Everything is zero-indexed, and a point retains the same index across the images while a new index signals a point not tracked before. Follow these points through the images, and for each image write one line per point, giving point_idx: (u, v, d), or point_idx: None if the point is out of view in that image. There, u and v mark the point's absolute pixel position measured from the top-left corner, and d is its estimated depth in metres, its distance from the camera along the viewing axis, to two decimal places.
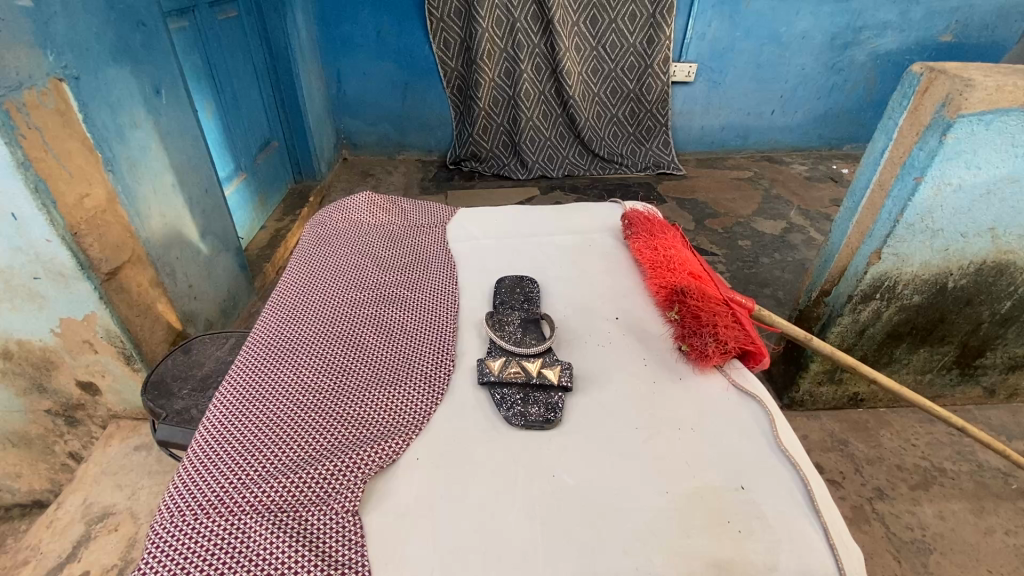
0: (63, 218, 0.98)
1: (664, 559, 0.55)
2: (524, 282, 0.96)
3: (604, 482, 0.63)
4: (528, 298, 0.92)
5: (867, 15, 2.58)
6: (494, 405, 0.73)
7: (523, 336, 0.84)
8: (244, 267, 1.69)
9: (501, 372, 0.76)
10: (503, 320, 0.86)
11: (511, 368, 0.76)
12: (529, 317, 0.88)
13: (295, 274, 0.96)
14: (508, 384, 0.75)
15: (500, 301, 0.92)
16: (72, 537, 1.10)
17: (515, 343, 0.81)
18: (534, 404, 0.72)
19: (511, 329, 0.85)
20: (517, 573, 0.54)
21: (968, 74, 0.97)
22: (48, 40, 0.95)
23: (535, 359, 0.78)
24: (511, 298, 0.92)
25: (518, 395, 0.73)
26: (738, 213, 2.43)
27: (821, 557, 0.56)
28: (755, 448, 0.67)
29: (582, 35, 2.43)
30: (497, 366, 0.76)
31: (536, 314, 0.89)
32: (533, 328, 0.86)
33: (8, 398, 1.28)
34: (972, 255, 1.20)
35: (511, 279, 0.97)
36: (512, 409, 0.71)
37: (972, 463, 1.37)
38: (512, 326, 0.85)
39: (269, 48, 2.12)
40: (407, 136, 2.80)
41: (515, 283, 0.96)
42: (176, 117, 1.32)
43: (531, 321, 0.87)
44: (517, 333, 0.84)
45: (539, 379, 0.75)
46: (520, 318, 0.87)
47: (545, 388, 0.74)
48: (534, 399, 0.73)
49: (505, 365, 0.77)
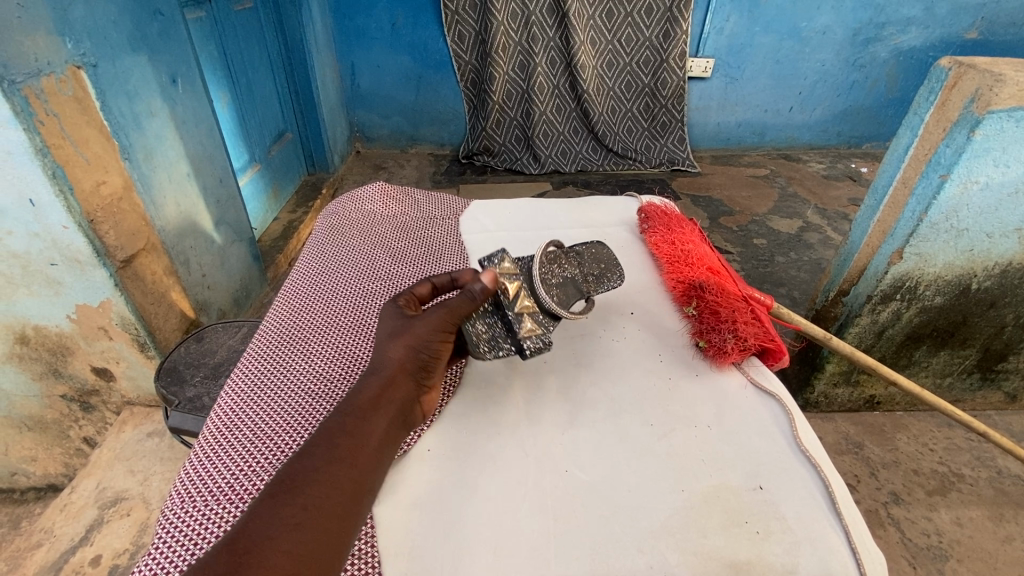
0: (80, 205, 0.99)
1: (680, 559, 0.54)
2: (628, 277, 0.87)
3: (617, 478, 0.62)
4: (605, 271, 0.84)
5: (890, 11, 2.53)
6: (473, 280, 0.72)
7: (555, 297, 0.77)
8: (257, 257, 1.69)
9: (503, 278, 0.71)
10: (559, 260, 0.80)
11: (509, 285, 0.70)
12: (579, 286, 0.80)
13: (306, 265, 0.96)
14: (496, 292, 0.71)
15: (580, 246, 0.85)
16: (85, 520, 1.11)
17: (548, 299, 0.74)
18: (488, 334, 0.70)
19: (551, 272, 0.78)
20: (528, 566, 0.53)
21: (999, 69, 0.94)
22: (66, 27, 0.95)
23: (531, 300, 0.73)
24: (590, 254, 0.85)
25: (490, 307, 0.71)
26: (754, 211, 2.40)
27: (843, 561, 0.54)
28: (774, 445, 0.66)
29: (598, 29, 2.41)
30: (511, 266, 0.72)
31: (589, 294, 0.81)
32: (573, 296, 0.79)
33: (25, 383, 1.29)
34: (997, 256, 1.17)
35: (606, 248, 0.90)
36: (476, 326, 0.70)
37: (992, 470, 1.33)
38: (558, 270, 0.79)
39: (284, 40, 2.11)
40: (419, 130, 2.80)
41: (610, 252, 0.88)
42: (192, 107, 1.32)
43: (576, 289, 0.80)
44: (552, 282, 0.77)
45: (513, 316, 0.70)
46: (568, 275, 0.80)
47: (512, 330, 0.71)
48: (496, 334, 0.71)
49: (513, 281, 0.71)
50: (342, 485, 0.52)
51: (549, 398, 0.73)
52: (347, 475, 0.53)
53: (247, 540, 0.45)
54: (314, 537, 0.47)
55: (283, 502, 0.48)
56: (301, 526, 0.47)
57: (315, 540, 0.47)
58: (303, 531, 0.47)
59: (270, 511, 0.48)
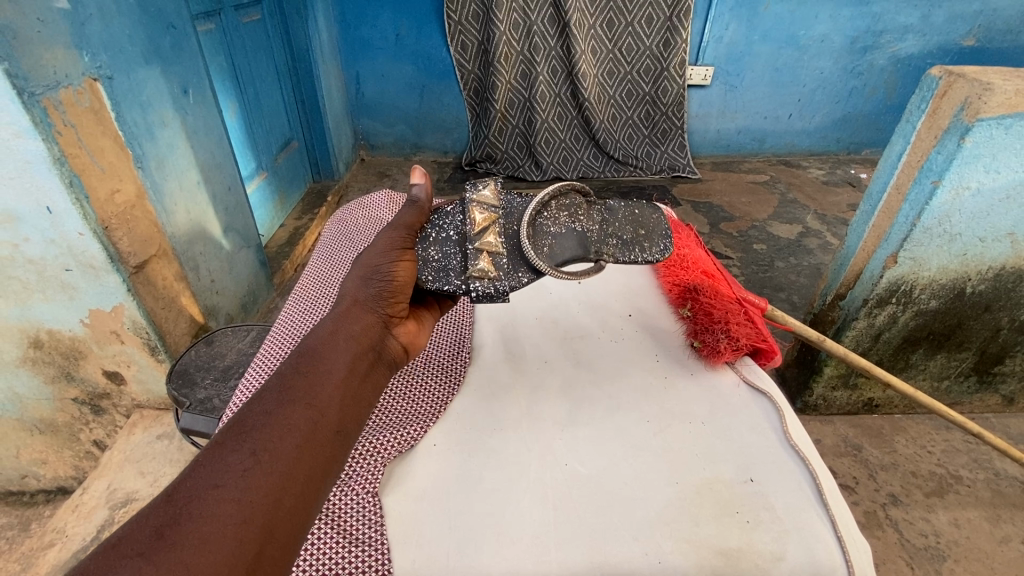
0: (95, 212, 1.02)
1: (672, 545, 0.64)
2: (665, 247, 0.79)
3: (617, 472, 0.72)
4: (634, 237, 0.80)
5: (888, 19, 2.56)
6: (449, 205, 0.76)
7: (550, 245, 0.75)
8: (264, 263, 1.73)
9: (479, 205, 0.75)
10: (574, 212, 0.79)
11: (480, 215, 0.73)
12: (586, 240, 0.77)
13: (316, 267, 1.02)
14: (466, 222, 0.74)
15: (615, 208, 0.82)
16: (96, 520, 1.13)
17: (531, 244, 0.73)
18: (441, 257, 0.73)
19: (554, 221, 0.77)
20: (528, 551, 0.63)
21: (988, 78, 0.97)
22: (84, 41, 0.98)
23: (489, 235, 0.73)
24: (622, 217, 0.81)
25: (455, 237, 0.74)
26: (754, 217, 2.42)
27: (828, 548, 0.63)
28: (766, 442, 0.75)
29: (598, 38, 2.45)
30: (491, 200, 0.76)
31: (597, 251, 0.76)
32: (572, 245, 0.76)
33: (37, 387, 1.31)
34: (991, 260, 1.19)
35: (655, 215, 0.84)
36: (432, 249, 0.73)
37: (989, 471, 1.35)
38: (561, 220, 0.77)
39: (290, 50, 2.16)
40: (423, 138, 2.84)
41: (653, 219, 0.82)
42: (202, 117, 1.36)
43: (580, 240, 0.76)
44: (551, 230, 0.76)
45: (472, 249, 0.71)
46: (574, 226, 0.77)
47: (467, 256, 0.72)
48: (449, 265, 0.73)
49: (486, 213, 0.74)
50: (298, 430, 0.51)
51: (549, 398, 0.83)
52: (302, 419, 0.52)
53: (186, 491, 0.45)
54: (264, 482, 0.47)
55: (227, 451, 0.48)
56: (249, 473, 0.47)
57: (265, 485, 0.47)
58: (252, 477, 0.47)
59: (215, 461, 0.47)
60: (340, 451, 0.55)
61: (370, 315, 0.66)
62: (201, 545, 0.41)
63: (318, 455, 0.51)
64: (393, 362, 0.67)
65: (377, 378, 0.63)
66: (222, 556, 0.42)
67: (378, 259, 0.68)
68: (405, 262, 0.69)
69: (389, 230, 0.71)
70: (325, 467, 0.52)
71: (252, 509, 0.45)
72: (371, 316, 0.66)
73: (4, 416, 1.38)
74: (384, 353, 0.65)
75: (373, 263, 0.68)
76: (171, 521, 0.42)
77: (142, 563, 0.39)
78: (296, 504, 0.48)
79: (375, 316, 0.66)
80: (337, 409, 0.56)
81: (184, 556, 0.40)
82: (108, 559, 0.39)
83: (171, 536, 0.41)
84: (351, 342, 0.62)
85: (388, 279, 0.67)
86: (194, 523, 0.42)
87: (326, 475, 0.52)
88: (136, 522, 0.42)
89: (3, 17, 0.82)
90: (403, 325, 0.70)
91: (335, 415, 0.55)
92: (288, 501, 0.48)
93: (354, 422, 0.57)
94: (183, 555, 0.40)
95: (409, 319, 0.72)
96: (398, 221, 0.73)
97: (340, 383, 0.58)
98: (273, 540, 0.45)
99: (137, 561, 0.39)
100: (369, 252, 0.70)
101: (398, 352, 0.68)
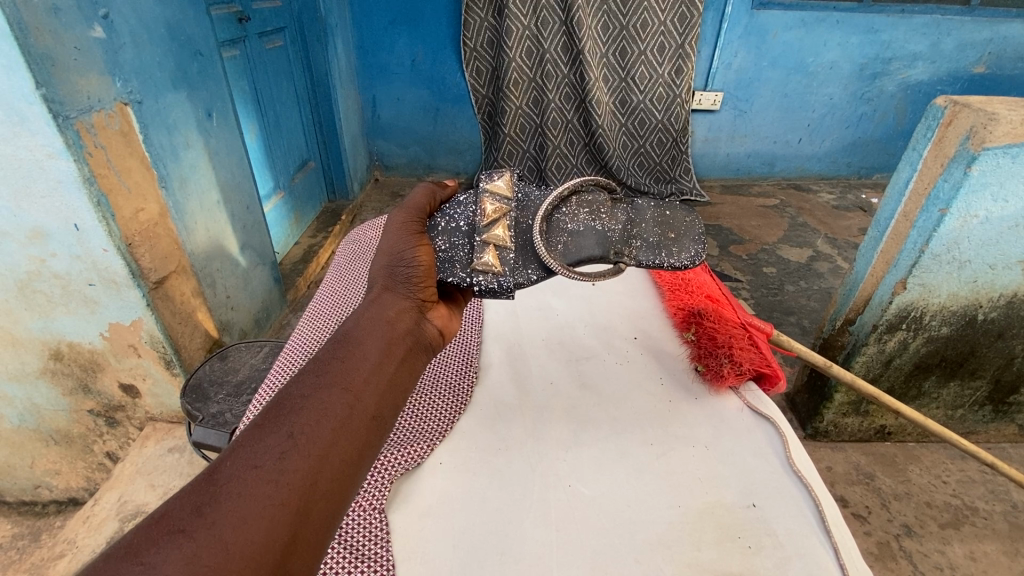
0: (120, 229, 1.06)
1: (672, 568, 0.65)
2: (695, 253, 0.78)
3: (615, 494, 0.74)
4: (661, 241, 0.80)
5: (897, 47, 2.60)
6: (463, 195, 0.80)
7: (566, 243, 0.77)
8: (278, 279, 1.77)
9: (491, 196, 0.78)
10: (593, 211, 0.80)
11: (491, 206, 0.77)
12: (606, 239, 0.78)
13: (329, 285, 1.05)
14: (477, 212, 0.77)
15: (643, 210, 0.84)
16: (106, 532, 1.15)
17: (542, 238, 0.75)
18: (444, 242, 0.76)
19: (573, 218, 0.79)
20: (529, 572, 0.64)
21: (993, 108, 0.98)
22: (117, 68, 1.03)
23: (495, 226, 0.75)
24: (649, 219, 0.83)
25: (465, 227, 0.77)
26: (764, 240, 2.43)
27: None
28: (768, 466, 0.77)
29: (610, 66, 2.51)
30: (504, 192, 0.79)
31: (616, 252, 0.78)
32: (589, 244, 0.77)
33: (55, 398, 1.34)
34: (1001, 288, 1.18)
35: (688, 220, 0.84)
36: (442, 232, 0.77)
37: (1007, 504, 1.32)
38: (579, 218, 0.79)
39: (310, 74, 2.23)
40: (436, 159, 2.91)
41: (685, 223, 0.82)
42: (223, 139, 1.41)
43: (598, 240, 0.78)
44: (568, 227, 0.79)
45: (479, 241, 0.74)
46: (593, 224, 0.79)
47: (473, 246, 0.75)
48: (456, 255, 0.76)
49: (497, 205, 0.77)
50: (332, 413, 0.53)
51: (553, 418, 0.86)
52: (338, 403, 0.54)
53: (226, 470, 0.46)
54: (302, 463, 0.48)
55: (266, 432, 0.49)
56: (286, 455, 0.48)
57: (303, 468, 0.48)
58: (290, 460, 0.48)
59: (256, 441, 0.49)
60: (376, 435, 0.56)
61: (402, 300, 0.69)
62: (239, 524, 0.43)
63: (352, 438, 0.53)
64: (429, 346, 0.69)
65: (414, 363, 0.65)
66: (257, 537, 0.43)
67: (401, 246, 0.71)
68: (424, 246, 0.73)
69: (406, 216, 0.74)
70: (359, 451, 0.53)
71: (288, 491, 0.46)
72: (404, 301, 0.69)
73: (22, 427, 1.42)
74: (419, 336, 0.67)
75: (396, 250, 0.71)
76: (211, 500, 0.43)
77: (184, 540, 0.41)
78: (330, 488, 0.49)
79: (407, 301, 0.69)
80: (372, 395, 0.57)
81: (224, 533, 0.42)
82: (152, 533, 0.41)
83: (211, 514, 0.43)
84: (386, 329, 0.64)
85: (414, 265, 0.70)
86: (234, 503, 0.44)
87: (361, 458, 0.53)
88: (175, 500, 0.44)
89: (43, 46, 0.87)
90: (436, 310, 0.73)
91: (370, 401, 0.56)
92: (323, 484, 0.49)
93: (389, 408, 0.58)
94: (223, 534, 0.42)
95: (440, 304, 0.74)
96: (409, 203, 0.77)
97: (374, 369, 0.59)
98: (309, 521, 0.47)
99: (178, 539, 0.41)
100: (388, 239, 0.73)
101: (433, 336, 0.70)
